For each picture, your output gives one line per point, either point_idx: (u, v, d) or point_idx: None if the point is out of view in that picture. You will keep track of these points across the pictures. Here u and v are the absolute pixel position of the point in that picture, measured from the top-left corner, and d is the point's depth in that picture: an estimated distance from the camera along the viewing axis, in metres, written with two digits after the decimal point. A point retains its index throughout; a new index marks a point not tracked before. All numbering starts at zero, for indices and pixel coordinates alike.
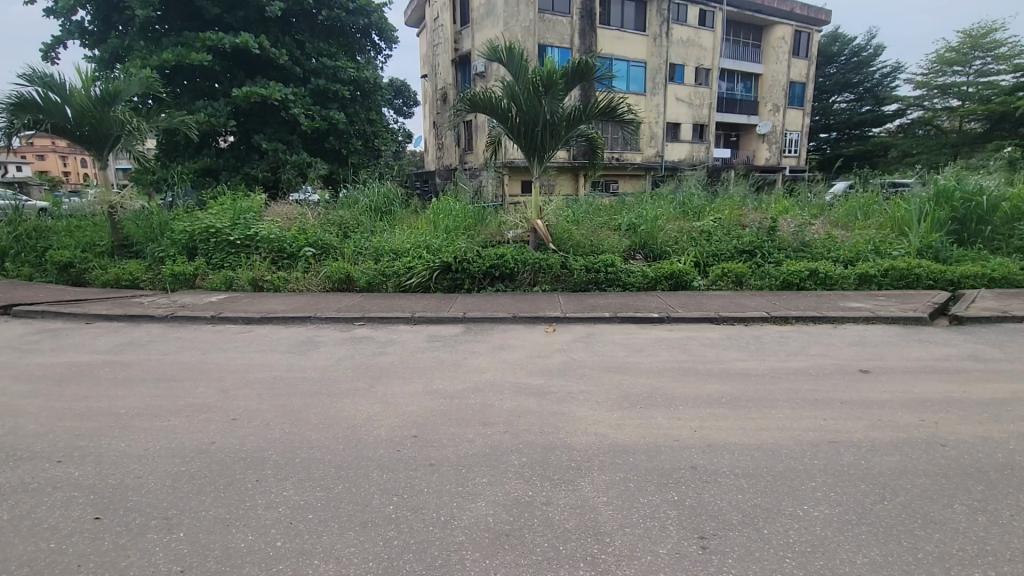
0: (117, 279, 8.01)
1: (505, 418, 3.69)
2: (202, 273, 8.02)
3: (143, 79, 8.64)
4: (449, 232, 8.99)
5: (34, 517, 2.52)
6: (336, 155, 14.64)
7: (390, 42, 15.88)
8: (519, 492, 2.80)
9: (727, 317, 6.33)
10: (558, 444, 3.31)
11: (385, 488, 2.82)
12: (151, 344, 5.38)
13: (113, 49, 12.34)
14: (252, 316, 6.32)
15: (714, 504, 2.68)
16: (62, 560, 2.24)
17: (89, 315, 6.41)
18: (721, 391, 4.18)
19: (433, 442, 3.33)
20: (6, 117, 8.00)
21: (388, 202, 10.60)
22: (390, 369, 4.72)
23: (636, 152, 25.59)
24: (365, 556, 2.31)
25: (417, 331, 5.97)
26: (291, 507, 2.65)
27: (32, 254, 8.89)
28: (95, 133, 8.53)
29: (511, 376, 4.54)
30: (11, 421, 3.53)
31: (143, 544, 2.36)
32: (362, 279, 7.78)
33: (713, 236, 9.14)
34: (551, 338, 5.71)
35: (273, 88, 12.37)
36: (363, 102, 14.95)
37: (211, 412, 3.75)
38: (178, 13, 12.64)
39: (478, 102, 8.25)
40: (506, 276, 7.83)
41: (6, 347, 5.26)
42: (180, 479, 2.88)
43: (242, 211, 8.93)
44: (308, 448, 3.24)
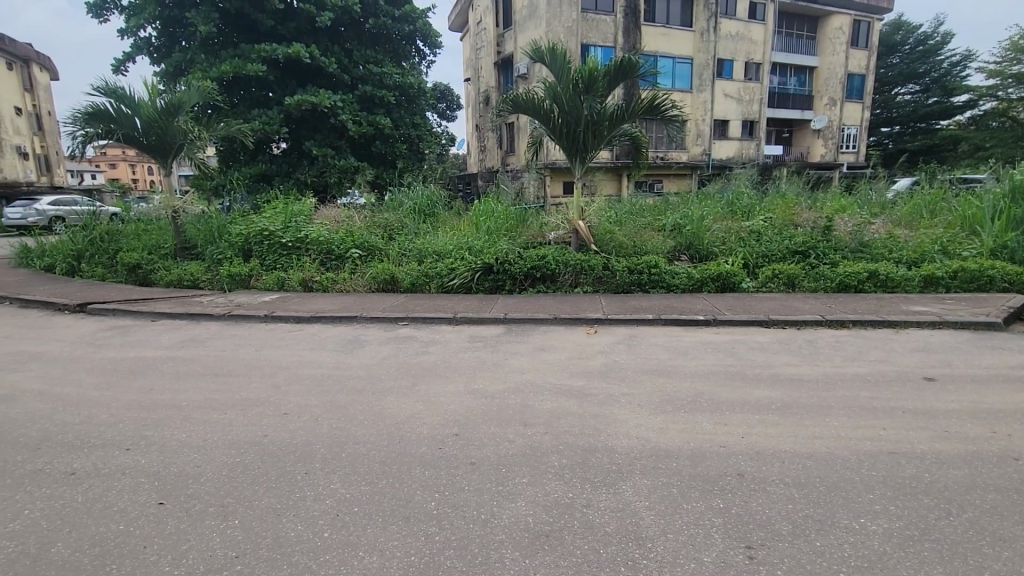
0: (179, 279, 8.49)
1: (545, 419, 3.67)
2: (256, 274, 8.41)
3: (202, 90, 9.13)
4: (491, 233, 9.04)
5: (104, 500, 2.71)
6: (382, 159, 15.06)
7: (434, 47, 16.16)
8: (560, 494, 2.78)
9: (778, 320, 6.09)
10: (599, 446, 3.27)
11: (427, 484, 2.87)
12: (210, 341, 5.68)
13: (177, 63, 13.12)
14: (302, 315, 6.57)
15: (762, 513, 2.58)
16: (130, 542, 2.40)
17: (154, 314, 6.83)
18: (770, 396, 4.03)
19: (474, 440, 3.36)
20: (83, 128, 8.60)
21: (432, 204, 10.80)
22: (432, 368, 4.79)
23: (681, 151, 25.03)
24: (407, 550, 2.36)
25: (459, 331, 6.05)
26: (337, 500, 2.73)
27: (105, 256, 9.57)
28: (161, 141, 9.09)
29: (552, 377, 4.52)
30: (85, 411, 3.81)
31: (202, 529, 2.49)
32: (406, 279, 7.95)
33: (763, 236, 8.81)
34: (593, 339, 5.66)
35: (323, 95, 12.88)
36: (408, 106, 15.28)
37: (264, 406, 3.92)
38: (236, 27, 13.31)
39: (521, 103, 8.27)
40: (548, 277, 7.82)
41: (82, 342, 5.68)
42: (234, 469, 3.03)
43: (293, 214, 9.32)
44: (353, 443, 3.33)
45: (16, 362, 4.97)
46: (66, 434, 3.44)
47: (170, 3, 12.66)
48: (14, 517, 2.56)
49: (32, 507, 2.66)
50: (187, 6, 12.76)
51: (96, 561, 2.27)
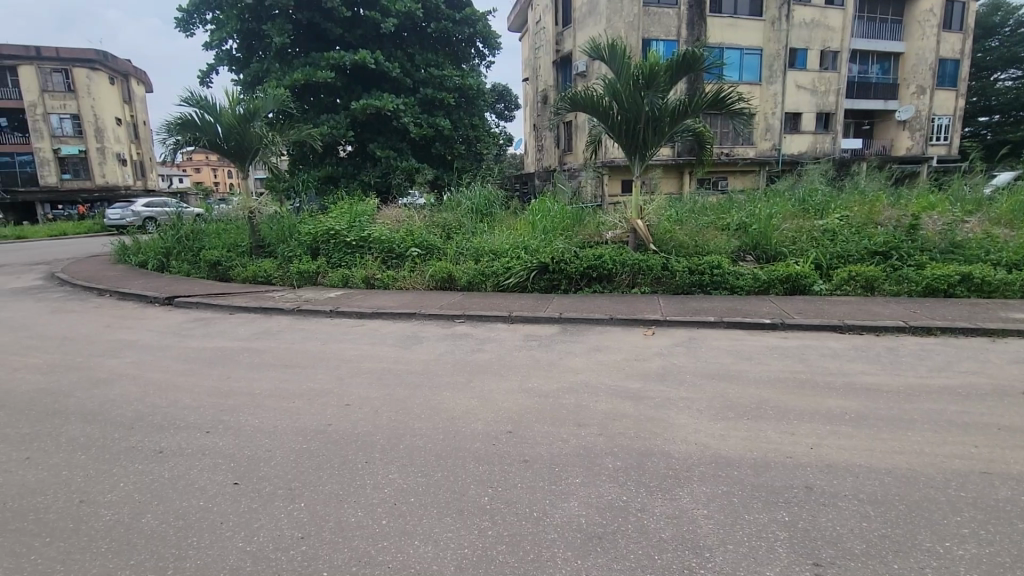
0: (254, 275, 9.07)
1: (601, 420, 3.62)
2: (323, 271, 8.84)
3: (277, 98, 9.72)
4: (547, 233, 9.01)
5: (185, 478, 2.94)
6: (441, 161, 15.40)
7: (493, 49, 16.35)
8: (614, 496, 2.74)
9: (854, 326, 5.69)
10: (656, 450, 3.20)
11: (481, 480, 2.91)
12: (281, 334, 6.03)
13: (255, 72, 13.97)
14: (364, 311, 6.85)
15: (832, 529, 2.43)
16: (209, 517, 2.59)
17: (232, 307, 7.34)
18: (844, 406, 3.78)
19: (527, 439, 3.37)
20: (173, 135, 9.35)
21: (489, 204, 10.92)
22: (488, 366, 4.84)
23: (748, 147, 23.93)
24: (461, 543, 2.40)
25: (514, 330, 6.07)
26: (396, 489, 2.82)
27: (190, 254, 10.38)
28: (240, 147, 9.73)
29: (608, 378, 4.45)
30: (172, 395, 4.15)
31: (272, 510, 2.64)
32: (463, 278, 8.08)
33: (838, 236, 8.29)
34: (650, 341, 5.52)
35: (386, 99, 13.34)
36: (467, 108, 15.56)
37: (328, 397, 4.12)
38: (307, 37, 14.06)
39: (580, 101, 8.18)
40: (605, 276, 7.71)
41: (170, 332, 6.19)
42: (301, 455, 3.19)
43: (358, 215, 9.72)
44: (411, 436, 3.44)
45: (114, 349, 5.48)
46: (157, 416, 3.77)
47: (249, 17, 13.51)
48: (112, 489, 2.83)
49: (126, 480, 2.93)
50: (263, 19, 13.56)
51: (180, 533, 2.47)
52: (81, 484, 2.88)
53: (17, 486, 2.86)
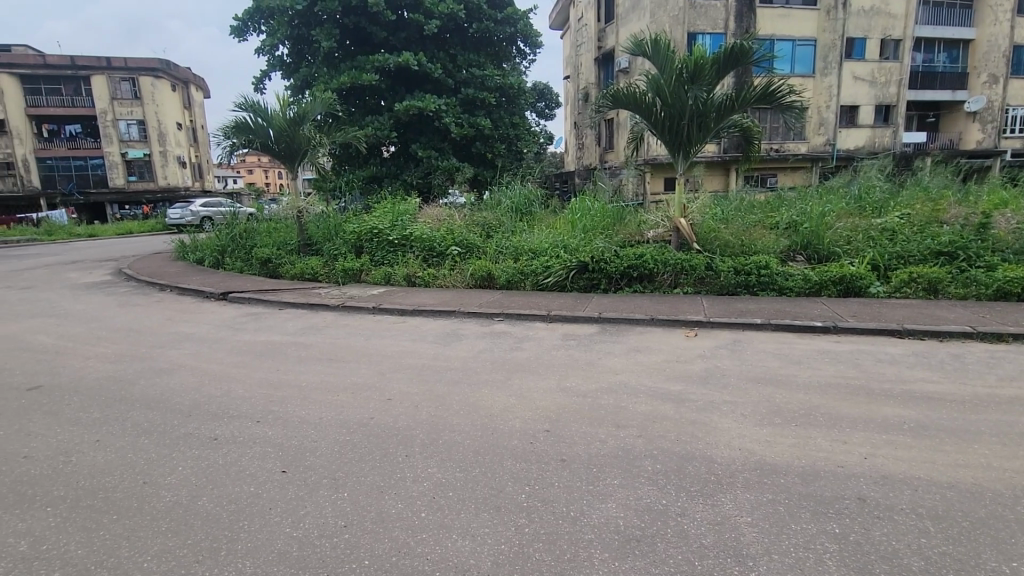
0: (302, 273, 9.39)
1: (640, 422, 3.57)
2: (367, 269, 9.08)
3: (325, 100, 10.07)
4: (587, 232, 8.93)
5: (237, 465, 3.09)
6: (482, 160, 15.54)
7: (534, 47, 16.33)
8: (653, 499, 2.69)
9: (915, 330, 5.38)
10: (697, 455, 3.12)
11: (518, 477, 2.92)
12: (326, 330, 6.23)
13: (304, 77, 14.46)
14: (406, 308, 6.99)
15: (886, 543, 2.31)
16: (259, 502, 2.71)
17: (281, 304, 7.64)
18: (901, 415, 3.58)
19: (565, 438, 3.35)
20: (228, 138, 9.79)
21: (529, 203, 10.94)
22: (526, 364, 4.86)
23: (800, 142, 22.96)
24: (497, 539, 2.42)
25: (553, 329, 6.06)
26: (434, 483, 2.87)
27: (243, 252, 10.87)
28: (289, 149, 10.12)
29: (649, 379, 4.38)
30: (226, 386, 4.36)
31: (318, 498, 2.74)
32: (502, 276, 8.11)
33: (897, 235, 7.85)
34: (693, 342, 5.39)
35: (429, 100, 13.56)
36: (508, 107, 15.65)
37: (370, 391, 4.23)
38: (353, 40, 14.45)
39: (622, 98, 8.04)
40: (646, 276, 7.57)
41: (224, 326, 6.51)
42: (345, 446, 3.30)
43: (400, 214, 9.94)
44: (450, 431, 3.49)
45: (174, 341, 5.80)
46: (212, 404, 3.98)
47: (299, 23, 13.98)
48: (170, 472, 3.00)
49: (184, 464, 3.10)
50: (312, 24, 14.00)
51: (232, 516, 2.60)
52: (144, 467, 3.07)
53: (89, 466, 3.08)
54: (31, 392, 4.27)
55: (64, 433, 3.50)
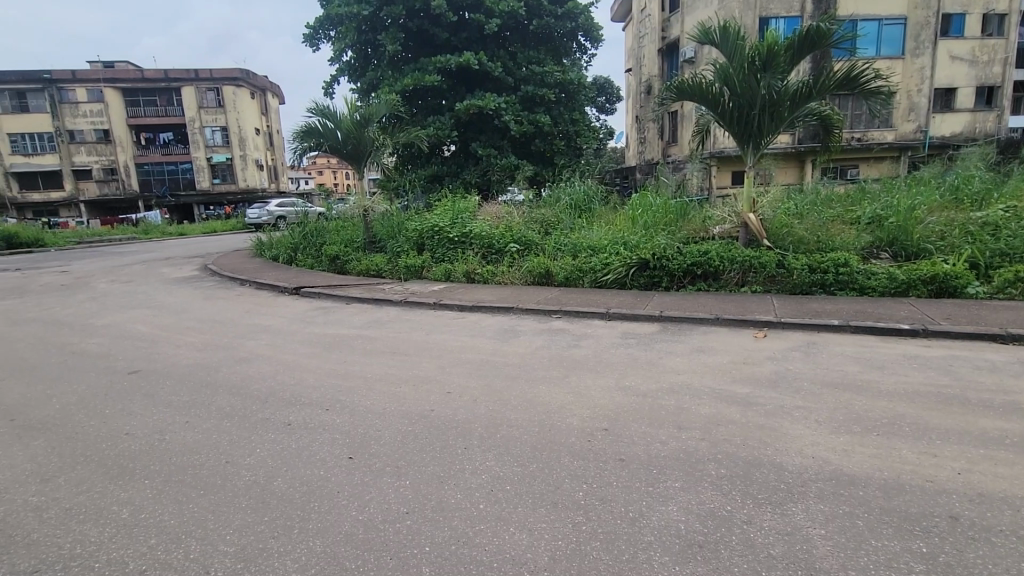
0: (367, 269, 9.78)
1: (703, 424, 3.45)
2: (428, 265, 9.32)
3: (389, 103, 10.41)
4: (648, 228, 8.71)
5: (308, 449, 3.27)
6: (542, 157, 15.54)
7: (596, 41, 16.13)
8: (716, 505, 2.60)
9: (1021, 336, 4.84)
10: (765, 461, 2.97)
11: (576, 474, 2.91)
12: (390, 324, 6.46)
13: (370, 80, 15.01)
14: (465, 305, 7.11)
15: (981, 567, 2.10)
16: (327, 486, 2.86)
17: (348, 299, 8.00)
18: (1001, 428, 3.25)
19: (624, 438, 3.30)
20: (301, 141, 10.32)
21: (589, 200, 10.83)
22: (584, 362, 4.80)
23: (886, 130, 21.26)
24: (555, 535, 2.42)
25: (612, 327, 5.97)
26: (492, 476, 2.91)
27: (312, 249, 11.45)
28: (356, 150, 10.53)
29: (713, 381, 4.22)
30: (299, 375, 4.63)
31: (381, 485, 2.86)
32: (560, 273, 8.07)
33: (1001, 231, 7.12)
34: (762, 344, 5.13)
35: (489, 99, 13.71)
36: (568, 103, 15.61)
37: (431, 384, 4.34)
38: (417, 42, 14.83)
39: (687, 90, 7.76)
40: (711, 275, 7.29)
41: (297, 319, 6.90)
42: (407, 436, 3.41)
43: (460, 212, 10.13)
44: (507, 426, 3.52)
45: (252, 332, 6.22)
46: (286, 392, 4.24)
47: (366, 28, 14.48)
48: (249, 454, 3.23)
49: (262, 447, 3.32)
50: (378, 29, 14.47)
51: (304, 497, 2.75)
52: (228, 447, 3.32)
53: (180, 445, 3.37)
54: (132, 375, 4.72)
55: (159, 414, 3.84)
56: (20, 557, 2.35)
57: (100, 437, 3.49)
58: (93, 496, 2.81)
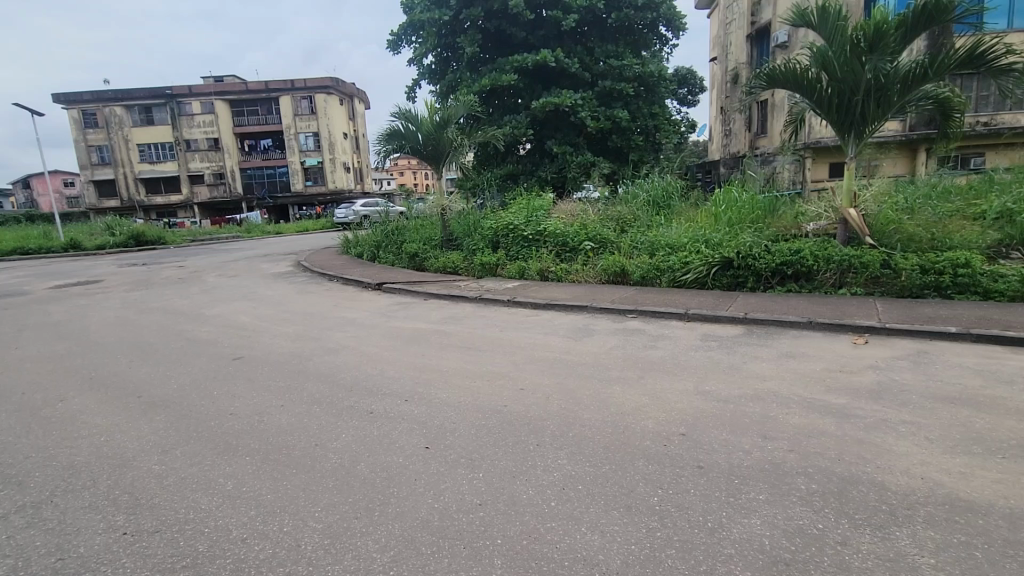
0: (444, 267, 10.07)
1: (792, 435, 3.21)
2: (503, 263, 9.43)
3: (467, 103, 10.66)
4: (733, 225, 8.26)
5: (389, 437, 3.43)
6: (618, 153, 15.25)
7: (677, 31, 15.55)
8: (806, 521, 2.42)
9: None
10: (864, 479, 2.72)
11: (650, 479, 2.83)
12: (465, 320, 6.61)
13: (449, 82, 15.43)
14: (539, 302, 7.14)
15: None
16: (406, 473, 2.98)
17: (425, 295, 8.30)
18: None
19: (702, 444, 3.16)
20: (384, 144, 10.79)
21: (667, 196, 10.48)
22: (661, 364, 4.64)
23: (1020, 112, 18.72)
24: (628, 539, 2.36)
25: (691, 329, 5.73)
26: (564, 475, 2.89)
27: (394, 247, 11.98)
28: (435, 151, 10.89)
29: (804, 389, 3.92)
30: (380, 367, 4.87)
31: (456, 476, 2.93)
32: (636, 272, 7.86)
33: None
34: (862, 351, 4.70)
35: (565, 96, 13.60)
36: (647, 96, 15.19)
37: (504, 380, 4.41)
38: (494, 43, 15.05)
39: (780, 77, 7.26)
40: (803, 275, 6.79)
41: (379, 313, 7.26)
42: (482, 430, 3.48)
43: (535, 210, 10.16)
44: (580, 425, 3.49)
45: (339, 325, 6.62)
46: (369, 382, 4.47)
47: (446, 32, 14.87)
48: (337, 438, 3.44)
49: (347, 432, 3.53)
50: (458, 32, 14.83)
51: (385, 482, 2.89)
52: (317, 431, 3.56)
53: (277, 426, 3.67)
54: (236, 361, 5.20)
55: (259, 397, 4.20)
56: (145, 517, 2.67)
57: (209, 415, 3.87)
58: (203, 468, 3.12)
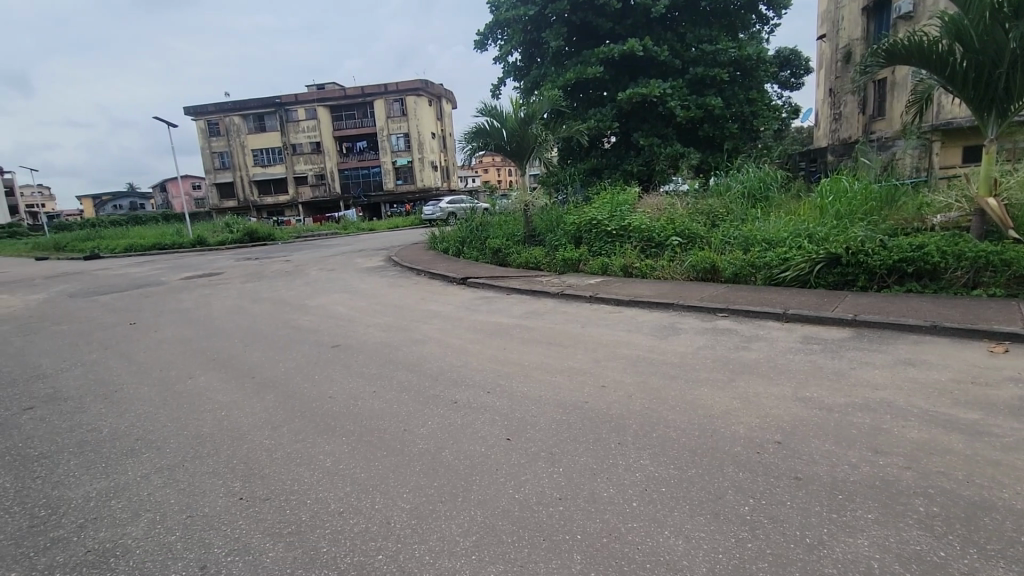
0: (527, 262, 10.15)
1: (909, 450, 2.89)
2: (585, 259, 9.32)
3: (551, 98, 10.64)
4: (841, 217, 7.55)
5: (472, 427, 3.53)
6: (710, 143, 14.49)
7: (779, 9, 14.45)
8: (925, 547, 2.16)
9: None
10: (999, 505, 2.38)
11: (740, 486, 2.67)
12: (546, 315, 6.63)
13: (534, 78, 15.45)
14: (622, 299, 6.98)
15: None
16: (487, 463, 3.05)
17: (508, 290, 8.41)
18: None
19: (801, 454, 2.93)
20: (470, 142, 11.05)
21: (765, 187, 9.81)
22: (754, 367, 4.36)
23: None
24: (714, 547, 2.25)
25: (790, 330, 5.32)
26: (647, 475, 2.82)
27: (478, 242, 12.26)
28: (519, 147, 10.99)
29: (925, 400, 3.50)
30: (464, 358, 5.01)
31: (536, 469, 2.95)
32: (728, 269, 7.43)
33: None
34: (1000, 361, 4.11)
35: (653, 85, 13.10)
36: (743, 81, 14.30)
37: (586, 376, 4.36)
38: (580, 35, 14.85)
39: (902, 52, 6.51)
40: (927, 273, 6.06)
41: (463, 307, 7.46)
42: (562, 425, 3.48)
43: (619, 205, 9.93)
44: (665, 426, 3.38)
45: (426, 317, 6.90)
46: (453, 373, 4.62)
47: (531, 28, 14.92)
48: (423, 424, 3.60)
49: (433, 420, 3.67)
50: (543, 27, 14.83)
51: (468, 470, 2.98)
52: (405, 417, 3.74)
53: (369, 410, 3.90)
54: (334, 348, 5.60)
55: (355, 382, 4.50)
56: (257, 485, 2.96)
57: (311, 397, 4.21)
58: (305, 445, 3.40)
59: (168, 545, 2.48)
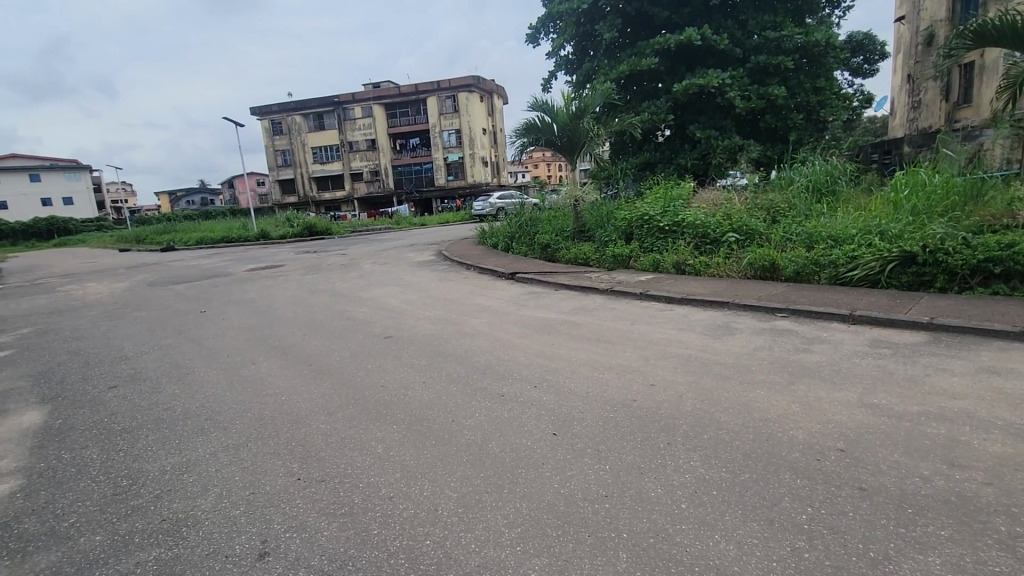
0: (576, 257, 10.07)
1: (990, 465, 2.66)
2: (636, 255, 9.14)
3: (604, 91, 10.47)
4: (917, 213, 7.03)
5: (519, 420, 3.54)
6: (772, 134, 13.84)
7: None
8: (1006, 570, 1.99)
9: None
10: None
11: (798, 494, 2.55)
12: (595, 312, 6.56)
13: (586, 71, 15.24)
14: (674, 297, 6.81)
15: None
16: (534, 456, 3.06)
17: (557, 285, 8.38)
18: None
19: (866, 463, 2.76)
20: (521, 137, 11.05)
21: (831, 181, 9.27)
22: (816, 370, 4.14)
23: None
24: (768, 554, 2.16)
25: (856, 332, 5.02)
26: (697, 477, 2.74)
27: (526, 237, 12.27)
28: (570, 141, 10.89)
29: (1011, 412, 3.21)
30: (512, 352, 5.04)
31: (582, 465, 2.93)
32: (789, 267, 7.08)
33: None
34: None
35: (711, 75, 12.62)
36: (810, 69, 13.55)
37: (635, 374, 4.29)
38: (635, 26, 14.51)
39: (992, 33, 5.94)
40: (1016, 273, 5.56)
41: (511, 302, 7.50)
42: (609, 422, 3.43)
43: (673, 200, 9.68)
44: (717, 427, 3.27)
45: (474, 311, 6.99)
46: (501, 366, 4.66)
47: (584, 20, 14.71)
48: (471, 416, 3.66)
49: (479, 412, 3.72)
50: (596, 19, 14.62)
51: (514, 462, 3.00)
52: (452, 408, 3.81)
53: (419, 400, 4.00)
54: (386, 339, 5.78)
55: (405, 372, 4.63)
56: (314, 467, 3.10)
57: (364, 386, 4.36)
58: (358, 431, 3.53)
59: (233, 518, 2.65)
